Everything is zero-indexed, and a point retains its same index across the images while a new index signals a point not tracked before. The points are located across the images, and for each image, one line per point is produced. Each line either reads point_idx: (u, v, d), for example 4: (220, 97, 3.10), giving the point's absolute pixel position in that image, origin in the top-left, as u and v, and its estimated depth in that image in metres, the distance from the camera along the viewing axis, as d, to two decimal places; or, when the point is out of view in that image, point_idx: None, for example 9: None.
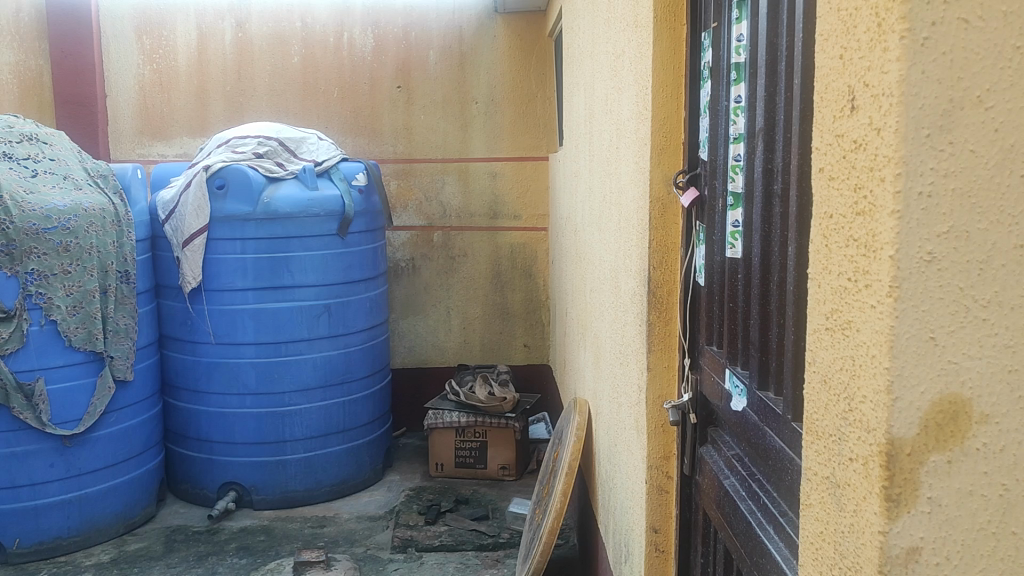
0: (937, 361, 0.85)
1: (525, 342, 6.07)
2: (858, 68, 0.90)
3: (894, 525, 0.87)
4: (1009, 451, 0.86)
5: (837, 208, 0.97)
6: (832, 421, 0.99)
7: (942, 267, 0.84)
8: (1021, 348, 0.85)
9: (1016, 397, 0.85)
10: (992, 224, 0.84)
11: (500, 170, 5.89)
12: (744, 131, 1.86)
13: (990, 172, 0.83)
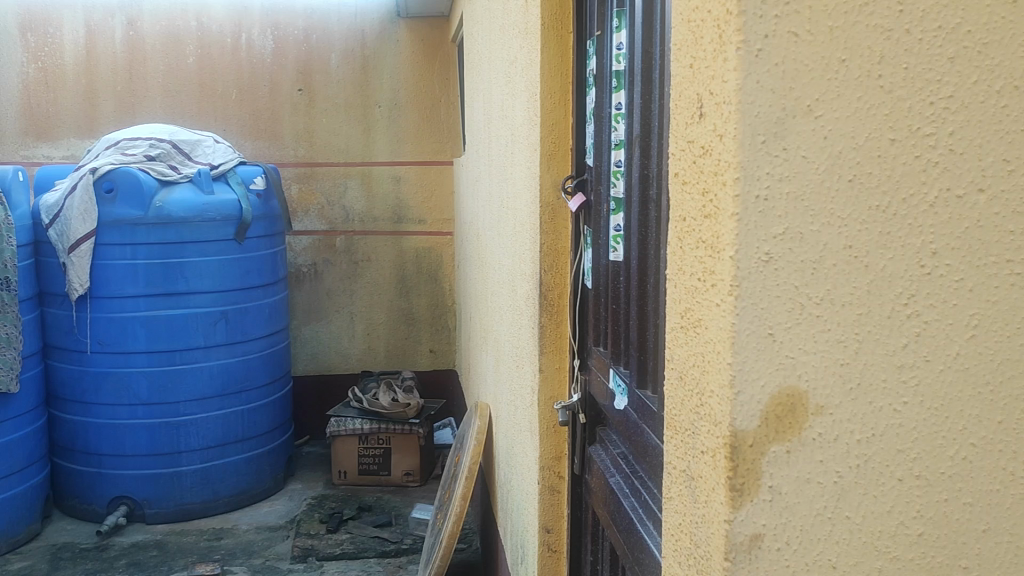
0: (775, 356, 0.90)
1: (431, 347, 6.04)
2: (703, 78, 0.95)
3: (738, 513, 0.91)
4: (841, 440, 0.92)
5: (689, 211, 1.01)
6: (687, 415, 1.03)
7: (779, 266, 0.89)
8: (852, 343, 0.91)
9: (848, 389, 0.91)
10: (823, 225, 0.89)
11: (404, 174, 5.87)
12: (624, 138, 1.91)
13: (820, 177, 0.88)
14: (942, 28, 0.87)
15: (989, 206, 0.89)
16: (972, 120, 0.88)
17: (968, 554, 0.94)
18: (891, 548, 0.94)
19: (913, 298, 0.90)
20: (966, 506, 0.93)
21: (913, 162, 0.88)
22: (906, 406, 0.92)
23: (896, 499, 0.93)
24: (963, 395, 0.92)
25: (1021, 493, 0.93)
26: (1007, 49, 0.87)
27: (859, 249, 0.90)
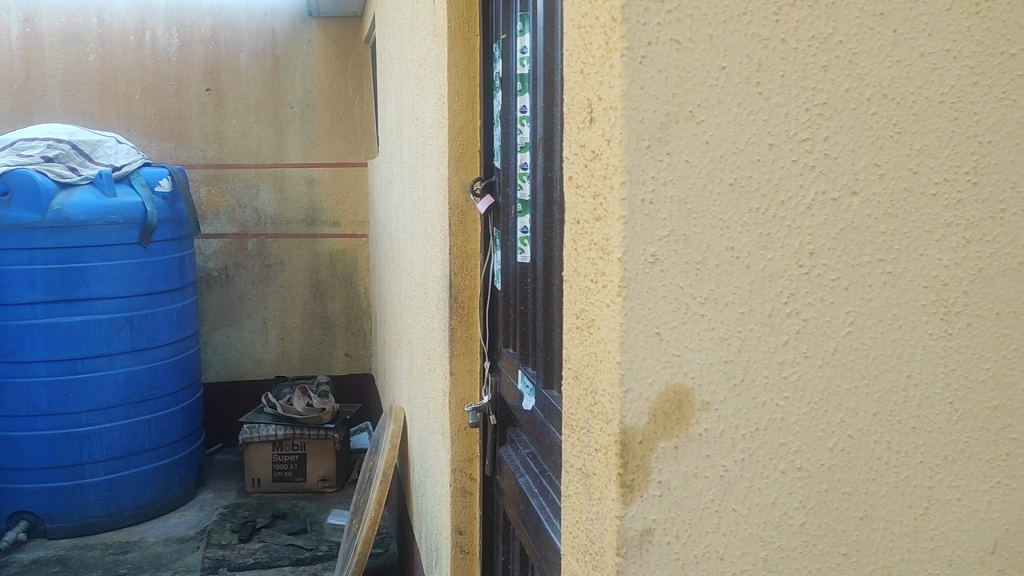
0: (661, 355, 0.93)
1: (347, 351, 5.96)
2: (592, 83, 0.97)
3: (628, 509, 0.93)
4: (726, 434, 0.95)
5: (582, 214, 1.03)
6: (582, 413, 1.05)
7: (664, 267, 0.91)
8: (735, 341, 0.94)
9: (732, 385, 0.95)
10: (706, 227, 0.92)
11: (317, 176, 5.79)
12: (529, 141, 1.93)
13: (703, 180, 0.91)
14: (816, 38, 0.91)
15: (862, 209, 0.94)
16: (845, 126, 0.93)
17: (848, 541, 0.99)
18: (776, 538, 0.97)
19: (792, 297, 0.94)
20: (845, 495, 0.98)
21: (791, 166, 0.92)
22: (787, 401, 0.96)
23: (779, 491, 0.97)
24: (840, 388, 0.96)
25: (895, 480, 0.99)
26: (876, 58, 0.92)
27: (741, 250, 0.93)
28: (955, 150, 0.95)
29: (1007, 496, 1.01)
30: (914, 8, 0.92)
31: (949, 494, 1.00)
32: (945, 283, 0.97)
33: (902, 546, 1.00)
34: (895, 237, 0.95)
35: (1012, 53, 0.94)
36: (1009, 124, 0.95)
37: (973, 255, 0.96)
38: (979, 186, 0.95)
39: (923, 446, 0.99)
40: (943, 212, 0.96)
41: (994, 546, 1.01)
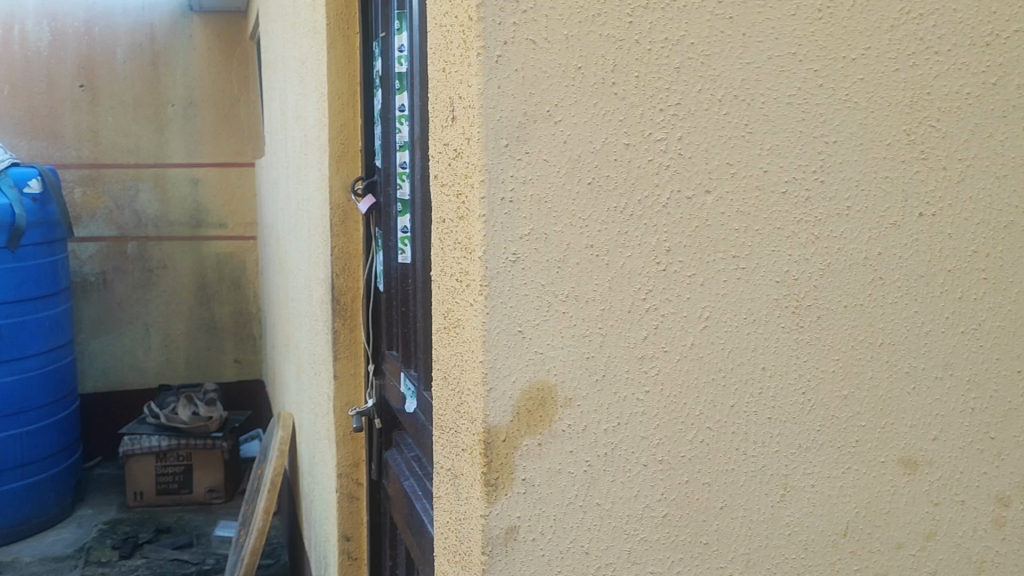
0: (524, 352, 0.94)
1: (236, 357, 5.76)
2: (454, 82, 0.96)
3: (493, 508, 0.94)
4: (589, 430, 0.96)
5: (447, 213, 1.02)
6: (450, 413, 1.05)
7: (526, 265, 0.92)
8: (597, 338, 0.95)
9: (595, 380, 0.96)
10: (566, 226, 0.93)
11: (201, 176, 5.61)
12: (408, 140, 1.91)
13: (562, 180, 0.92)
14: (668, 40, 0.93)
15: (716, 207, 0.97)
16: (699, 126, 0.95)
17: (708, 531, 1.02)
18: (640, 530, 0.99)
19: (651, 294, 0.96)
20: (705, 486, 1.01)
21: (647, 165, 0.94)
22: (648, 395, 0.98)
23: (641, 485, 0.99)
24: (699, 381, 0.99)
25: (752, 470, 1.02)
26: (726, 60, 0.95)
27: (600, 247, 0.94)
28: (803, 150, 0.99)
29: (856, 481, 1.06)
30: (763, 11, 0.95)
31: (804, 481, 1.04)
32: (796, 278, 1.01)
33: (760, 533, 1.04)
34: (748, 234, 0.99)
35: (854, 57, 0.99)
36: (853, 125, 1.00)
37: (822, 251, 1.01)
38: (826, 184, 1.00)
39: (779, 435, 1.03)
40: (793, 210, 0.99)
41: (845, 529, 1.06)
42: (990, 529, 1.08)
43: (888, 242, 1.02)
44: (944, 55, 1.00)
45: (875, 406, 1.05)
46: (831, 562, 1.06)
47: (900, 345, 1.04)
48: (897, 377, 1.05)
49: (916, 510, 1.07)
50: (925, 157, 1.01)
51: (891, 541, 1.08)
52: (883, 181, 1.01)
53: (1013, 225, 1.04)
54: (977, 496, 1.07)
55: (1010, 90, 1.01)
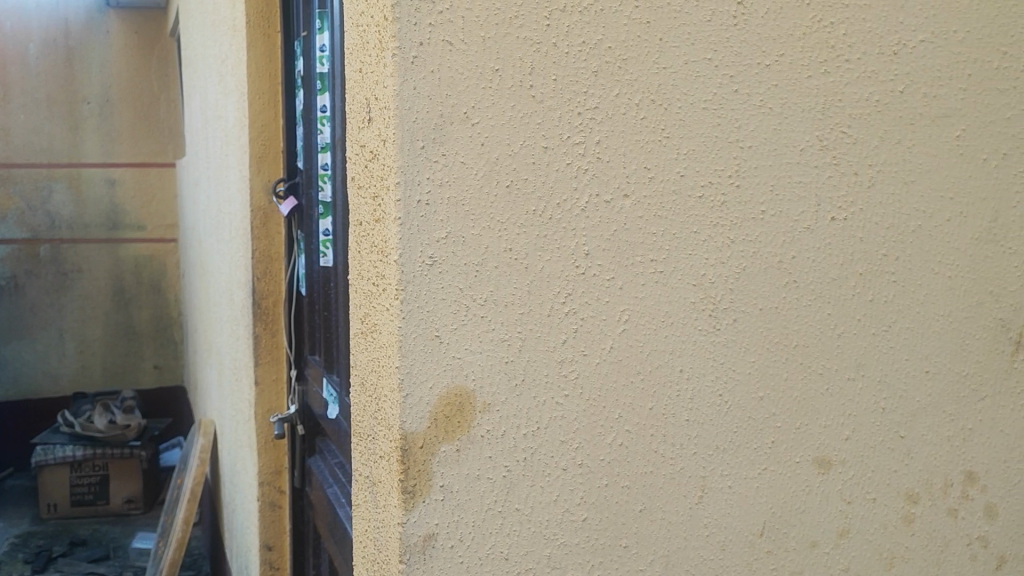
0: (441, 357, 0.92)
1: (156, 363, 5.59)
2: (370, 83, 0.95)
3: (410, 515, 0.93)
4: (508, 435, 0.96)
5: (363, 216, 1.00)
6: (368, 419, 1.03)
7: (442, 269, 0.91)
8: (516, 341, 0.95)
9: (513, 385, 0.95)
10: (484, 229, 0.92)
11: (118, 177, 5.44)
12: (330, 140, 1.87)
13: (479, 182, 0.91)
14: (586, 43, 0.93)
15: (634, 211, 0.97)
16: (616, 130, 0.96)
17: (628, 533, 1.02)
18: (559, 535, 0.99)
19: (570, 297, 0.96)
20: (624, 489, 1.01)
21: (565, 168, 0.94)
22: (567, 399, 0.97)
23: (561, 489, 0.98)
24: (617, 385, 0.99)
25: (671, 472, 1.03)
26: (644, 65, 0.96)
27: (519, 251, 0.94)
28: (719, 155, 1.00)
29: (772, 481, 1.07)
30: (678, 17, 0.96)
31: (721, 482, 1.05)
32: (712, 281, 1.02)
33: (679, 534, 1.04)
34: (665, 238, 0.99)
35: (768, 64, 1.00)
36: (767, 131, 1.02)
37: (737, 255, 1.02)
38: (741, 188, 1.01)
39: (696, 437, 1.03)
40: (709, 214, 1.00)
41: (762, 529, 1.08)
42: (900, 526, 1.14)
43: (802, 246, 1.05)
44: (854, 63, 1.04)
45: (789, 407, 1.07)
46: (748, 562, 1.08)
47: (813, 347, 1.07)
48: (810, 378, 1.08)
49: (829, 508, 1.11)
50: (836, 162, 1.05)
51: (806, 539, 1.10)
52: (797, 186, 1.04)
53: (919, 230, 1.10)
54: (887, 493, 1.13)
55: (916, 98, 1.07)
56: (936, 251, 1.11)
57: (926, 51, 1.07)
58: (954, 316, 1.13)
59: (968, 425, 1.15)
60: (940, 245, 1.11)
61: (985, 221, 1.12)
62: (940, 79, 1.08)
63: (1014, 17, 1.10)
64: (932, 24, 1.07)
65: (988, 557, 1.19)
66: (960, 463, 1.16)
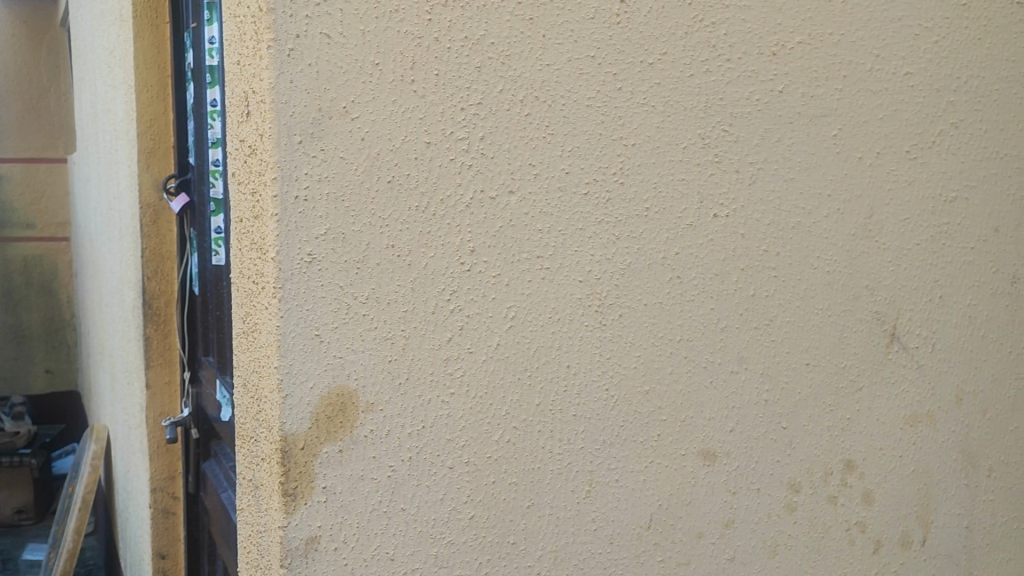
0: (323, 357, 0.91)
1: (48, 367, 5.34)
2: (247, 75, 0.92)
3: (292, 518, 0.91)
4: (393, 434, 0.95)
5: (243, 211, 0.97)
6: (250, 421, 1.00)
7: (323, 266, 0.90)
8: (400, 340, 0.94)
9: (397, 384, 0.94)
10: (365, 225, 0.91)
11: (5, 173, 5.19)
12: (220, 136, 1.82)
13: (359, 178, 0.90)
14: (469, 38, 0.93)
15: (520, 207, 0.97)
16: (500, 126, 0.95)
17: (516, 530, 1.02)
18: (446, 533, 0.98)
19: (455, 294, 0.95)
20: (511, 486, 1.01)
21: (449, 164, 0.94)
22: (453, 397, 0.97)
23: (448, 487, 0.98)
24: (504, 381, 0.99)
25: (558, 468, 1.03)
26: (527, 61, 0.96)
27: (402, 248, 0.93)
28: (603, 152, 1.01)
29: (659, 473, 1.09)
30: (562, 14, 0.97)
31: (608, 477, 1.06)
32: (598, 277, 1.03)
33: (566, 530, 1.05)
34: (551, 234, 0.99)
35: (650, 62, 1.02)
36: (650, 128, 1.03)
37: (622, 251, 1.03)
38: (626, 186, 1.03)
39: (583, 432, 1.04)
40: (594, 211, 1.01)
41: (649, 522, 1.09)
42: (782, 514, 1.18)
43: (685, 242, 1.07)
44: (735, 62, 1.07)
45: (675, 401, 1.09)
46: (635, 555, 1.09)
47: (698, 341, 1.09)
48: (695, 371, 1.10)
49: (715, 499, 1.13)
50: (719, 159, 1.08)
51: (693, 531, 1.12)
52: (680, 183, 1.06)
53: (798, 226, 1.13)
54: (771, 483, 1.16)
55: (794, 98, 1.11)
56: (814, 246, 1.15)
57: (804, 52, 1.10)
58: (832, 310, 1.17)
59: (846, 415, 1.19)
60: (819, 241, 1.15)
61: (860, 218, 1.17)
62: (817, 80, 1.12)
63: (885, 21, 1.15)
64: (809, 26, 1.10)
65: (866, 541, 1.24)
66: (839, 451, 1.20)
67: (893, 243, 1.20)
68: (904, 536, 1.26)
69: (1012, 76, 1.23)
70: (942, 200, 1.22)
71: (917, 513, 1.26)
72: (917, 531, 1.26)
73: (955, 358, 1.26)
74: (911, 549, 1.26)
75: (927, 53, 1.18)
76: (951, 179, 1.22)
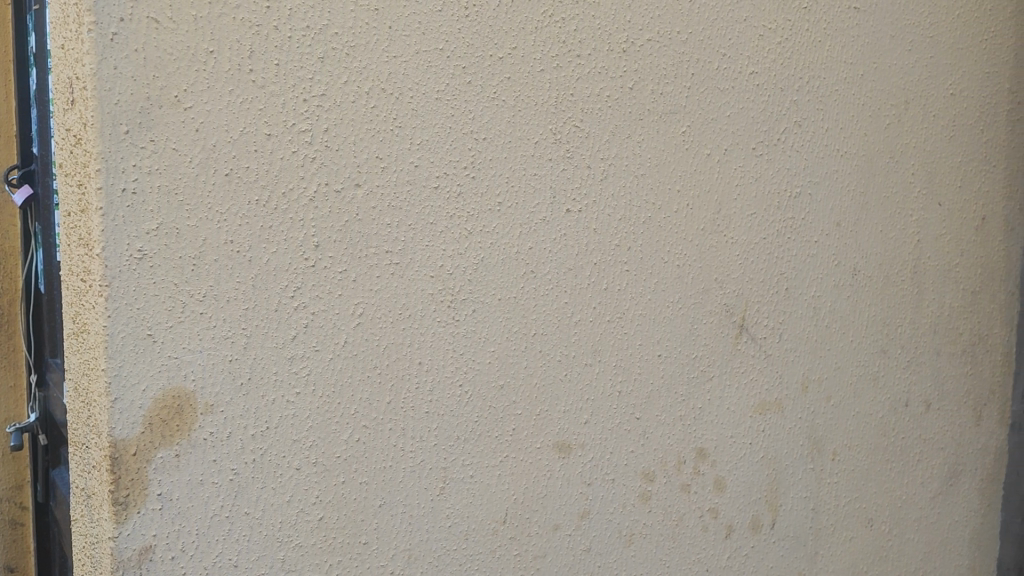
0: (156, 357, 0.87)
1: None
2: (70, 59, 0.86)
3: (122, 528, 0.86)
4: (235, 436, 0.91)
5: (68, 204, 0.91)
6: (81, 426, 0.94)
7: (154, 262, 0.85)
8: (241, 339, 0.91)
9: (239, 385, 0.91)
10: (201, 220, 0.87)
11: None
12: None
13: (194, 171, 0.86)
14: (310, 28, 0.90)
15: (367, 201, 0.95)
16: (344, 118, 0.93)
17: (367, 530, 1.00)
18: (293, 537, 0.96)
19: (299, 291, 0.93)
20: (362, 485, 0.99)
21: (291, 157, 0.91)
22: (298, 397, 0.94)
23: (294, 489, 0.95)
24: (353, 379, 0.97)
25: (411, 466, 1.02)
26: (373, 53, 0.94)
27: (241, 243, 0.89)
28: (453, 146, 1.00)
29: (515, 467, 1.09)
30: (408, 6, 0.95)
31: (462, 473, 1.05)
32: (450, 273, 1.02)
33: (420, 527, 1.04)
34: (401, 229, 0.98)
35: (500, 57, 1.02)
36: (501, 123, 1.03)
37: (475, 245, 1.03)
38: (477, 180, 1.02)
39: (437, 429, 1.03)
40: (445, 205, 1.00)
41: (504, 516, 1.09)
42: (637, 503, 1.20)
43: (538, 237, 1.07)
44: (585, 58, 1.08)
45: (529, 395, 1.09)
46: (491, 550, 1.09)
47: (552, 335, 1.10)
48: (550, 365, 1.10)
49: (570, 491, 1.14)
50: (570, 155, 1.08)
51: (549, 523, 1.13)
52: (533, 177, 1.06)
53: (649, 222, 1.16)
54: (625, 473, 1.18)
55: (644, 95, 1.13)
56: (665, 241, 1.17)
57: (653, 50, 1.12)
58: (683, 302, 1.20)
59: (698, 405, 1.23)
60: (669, 236, 1.17)
61: (709, 213, 1.20)
62: (666, 78, 1.14)
63: (731, 22, 1.18)
64: (657, 25, 1.12)
65: (718, 526, 1.27)
66: (691, 440, 1.23)
67: (742, 237, 1.24)
68: (753, 520, 1.30)
69: (849, 78, 1.30)
70: (787, 195, 1.27)
71: (766, 497, 1.31)
72: (766, 515, 1.32)
73: (801, 347, 1.31)
74: (761, 533, 1.31)
75: (772, 54, 1.22)
76: (795, 175, 1.27)
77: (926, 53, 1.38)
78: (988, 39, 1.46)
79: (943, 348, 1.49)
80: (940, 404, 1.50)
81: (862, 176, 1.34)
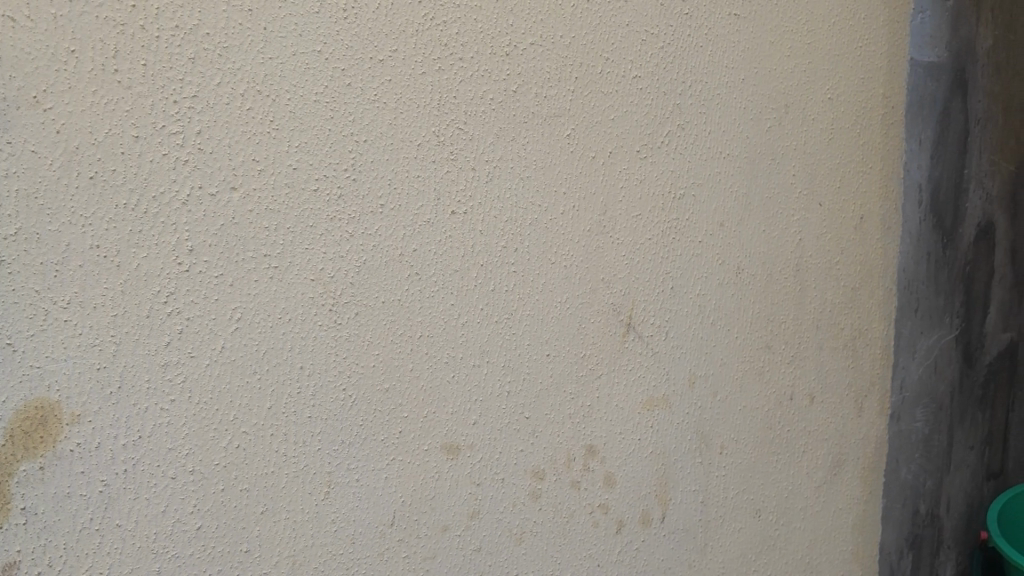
0: (17, 366, 0.85)
1: None
2: None
3: None
4: (104, 446, 0.89)
5: None
6: None
7: (13, 269, 0.84)
8: (110, 346, 0.89)
9: (108, 393, 0.89)
10: (64, 224, 0.85)
11: None
12: None
13: (55, 173, 0.84)
14: (180, 28, 0.89)
15: (243, 204, 0.94)
16: (218, 120, 0.92)
17: (249, 538, 0.99)
18: (170, 547, 0.94)
19: (172, 296, 0.91)
20: (243, 492, 0.98)
21: (161, 160, 0.89)
22: (174, 404, 0.92)
23: (170, 498, 0.93)
24: (231, 385, 0.96)
25: (294, 471, 1.01)
26: (247, 54, 0.93)
27: (109, 248, 0.88)
28: (333, 148, 0.99)
29: (402, 470, 1.09)
30: (284, 7, 0.94)
31: (347, 477, 1.05)
32: (331, 276, 1.01)
33: (304, 533, 1.03)
34: (279, 232, 0.97)
35: (380, 59, 1.01)
36: (382, 125, 1.03)
37: (357, 248, 1.02)
38: (358, 183, 1.02)
39: (321, 433, 1.02)
40: (325, 207, 0.99)
41: (391, 518, 1.09)
42: (527, 502, 1.21)
43: (422, 238, 1.08)
44: (467, 62, 1.08)
45: (416, 397, 1.09)
46: (378, 553, 1.09)
47: (438, 337, 1.11)
48: (436, 366, 1.11)
49: (459, 493, 1.15)
50: (454, 157, 1.09)
51: (437, 524, 1.13)
52: (415, 180, 1.06)
53: (535, 223, 1.17)
54: (515, 473, 1.19)
55: (528, 98, 1.14)
56: (551, 242, 1.19)
57: (536, 53, 1.14)
58: (570, 302, 1.22)
59: (587, 402, 1.25)
60: (555, 238, 1.19)
61: (594, 214, 1.22)
62: (550, 81, 1.16)
63: (614, 27, 1.21)
64: (540, 28, 1.14)
65: (609, 521, 1.30)
66: (580, 438, 1.25)
67: (627, 238, 1.26)
68: (643, 515, 1.33)
69: (730, 83, 1.34)
70: (671, 196, 1.30)
71: (655, 491, 1.34)
72: (655, 509, 1.35)
73: (686, 345, 1.35)
74: (651, 526, 1.34)
75: (654, 58, 1.25)
76: (679, 177, 1.30)
77: (804, 59, 1.44)
78: (863, 45, 1.53)
79: (825, 343, 1.55)
80: (823, 397, 1.56)
81: (744, 177, 1.38)
